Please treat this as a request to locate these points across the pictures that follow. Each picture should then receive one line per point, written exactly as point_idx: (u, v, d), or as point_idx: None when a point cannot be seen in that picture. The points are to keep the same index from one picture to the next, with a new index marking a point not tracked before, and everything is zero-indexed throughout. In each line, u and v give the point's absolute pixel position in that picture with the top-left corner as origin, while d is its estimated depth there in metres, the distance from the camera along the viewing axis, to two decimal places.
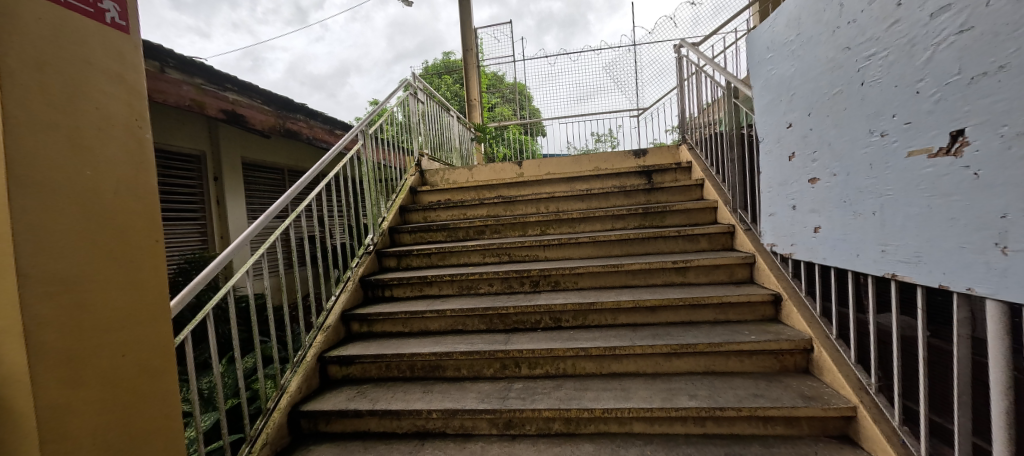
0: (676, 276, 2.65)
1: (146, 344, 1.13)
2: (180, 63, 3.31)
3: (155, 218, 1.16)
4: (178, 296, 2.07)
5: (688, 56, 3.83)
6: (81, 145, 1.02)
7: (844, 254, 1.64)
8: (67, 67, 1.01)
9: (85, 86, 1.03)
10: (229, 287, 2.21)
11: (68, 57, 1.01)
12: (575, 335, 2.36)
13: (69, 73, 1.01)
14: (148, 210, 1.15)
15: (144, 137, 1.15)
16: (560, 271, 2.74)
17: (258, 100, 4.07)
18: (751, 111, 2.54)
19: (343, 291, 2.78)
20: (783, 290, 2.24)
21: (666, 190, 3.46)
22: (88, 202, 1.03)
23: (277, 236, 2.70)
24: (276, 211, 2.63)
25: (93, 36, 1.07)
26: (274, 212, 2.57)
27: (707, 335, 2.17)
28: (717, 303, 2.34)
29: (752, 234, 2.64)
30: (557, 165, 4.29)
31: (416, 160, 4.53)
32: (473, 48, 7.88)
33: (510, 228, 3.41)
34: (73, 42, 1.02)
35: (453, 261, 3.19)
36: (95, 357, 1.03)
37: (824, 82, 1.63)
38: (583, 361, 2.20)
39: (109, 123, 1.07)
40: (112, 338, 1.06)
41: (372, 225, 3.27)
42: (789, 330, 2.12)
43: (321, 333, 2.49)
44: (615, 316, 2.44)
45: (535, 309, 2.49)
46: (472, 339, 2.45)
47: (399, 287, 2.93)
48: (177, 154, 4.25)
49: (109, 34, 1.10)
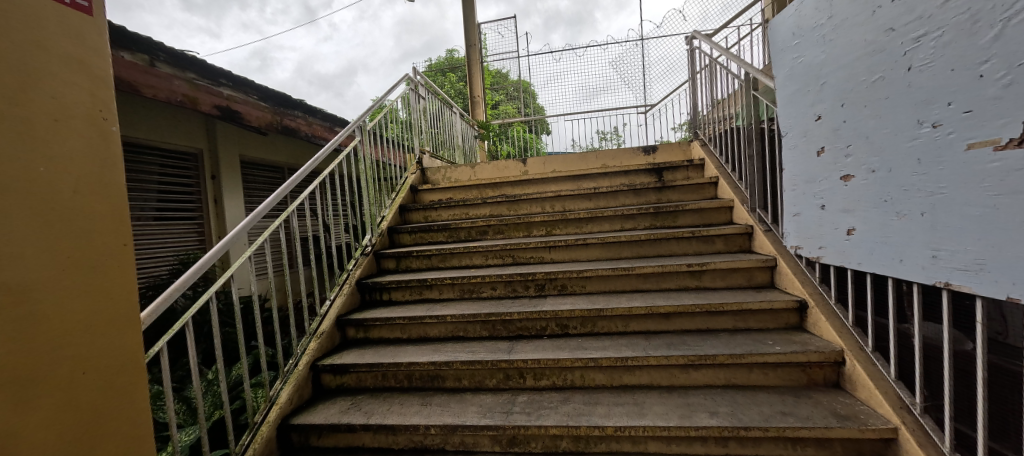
0: (691, 280, 2.48)
1: (110, 357, 1.02)
2: (170, 57, 3.20)
3: (120, 217, 1.04)
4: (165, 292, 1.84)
5: (701, 48, 3.66)
6: (35, 139, 0.91)
7: (883, 258, 1.57)
8: (20, 52, 0.90)
9: (40, 74, 0.93)
10: (212, 293, 2.05)
11: (19, 41, 0.90)
12: (584, 343, 2.21)
13: (22, 59, 0.90)
14: (114, 211, 1.03)
15: (110, 129, 1.03)
16: (567, 274, 2.59)
17: (252, 96, 3.97)
18: (773, 104, 2.37)
19: (340, 295, 2.64)
20: (809, 296, 2.07)
21: (678, 188, 3.29)
22: (45, 202, 0.92)
23: (270, 233, 2.52)
24: (269, 207, 2.45)
25: (50, 18, 0.95)
26: (262, 210, 2.37)
27: (727, 345, 2.01)
28: (736, 310, 2.18)
29: (773, 236, 2.47)
30: (563, 162, 4.13)
31: (416, 157, 4.37)
32: (474, 44, 7.71)
33: (514, 229, 3.26)
34: (24, 23, 0.91)
35: (454, 263, 3.05)
36: (50, 369, 0.92)
37: (862, 69, 1.58)
38: (592, 373, 2.04)
39: (68, 115, 0.96)
40: (69, 351, 0.95)
41: (370, 225, 3.13)
42: (817, 340, 1.96)
43: (315, 339, 2.35)
44: (626, 323, 2.28)
45: (541, 315, 2.34)
46: (473, 347, 2.30)
47: (398, 290, 2.79)
48: (173, 152, 4.14)
49: (69, 16, 0.98)
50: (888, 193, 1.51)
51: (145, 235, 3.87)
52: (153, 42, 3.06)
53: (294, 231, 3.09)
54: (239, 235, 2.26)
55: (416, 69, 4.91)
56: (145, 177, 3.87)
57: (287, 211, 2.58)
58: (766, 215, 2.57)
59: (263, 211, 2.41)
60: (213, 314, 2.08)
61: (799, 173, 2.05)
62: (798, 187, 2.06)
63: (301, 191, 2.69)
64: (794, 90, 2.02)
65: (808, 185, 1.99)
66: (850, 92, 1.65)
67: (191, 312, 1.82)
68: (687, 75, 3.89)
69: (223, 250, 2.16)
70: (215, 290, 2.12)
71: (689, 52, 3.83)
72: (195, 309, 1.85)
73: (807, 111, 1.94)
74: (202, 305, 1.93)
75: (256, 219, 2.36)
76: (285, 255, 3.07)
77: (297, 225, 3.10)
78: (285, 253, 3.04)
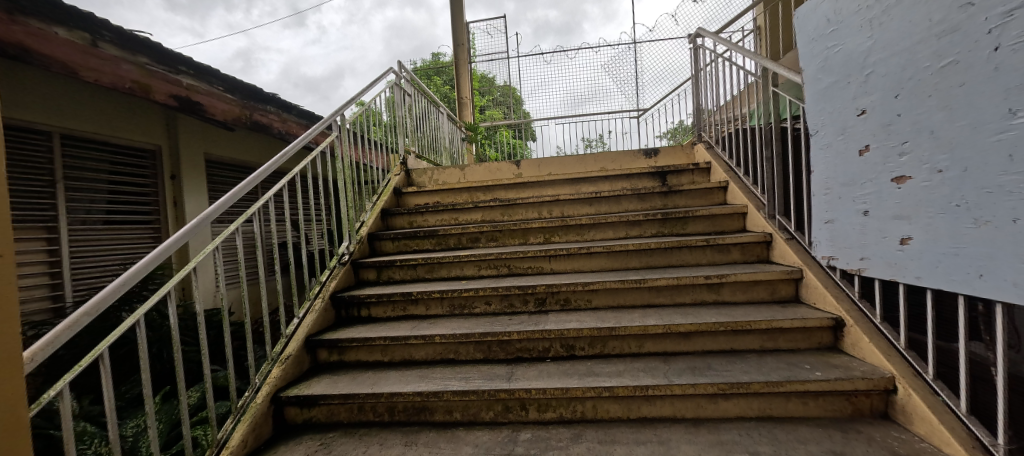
0: (708, 293, 2.24)
1: None
2: (118, 38, 2.76)
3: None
4: (106, 289, 1.41)
5: (706, 46, 3.48)
6: None
7: (953, 271, 1.36)
8: None
9: None
10: (141, 314, 1.57)
11: None
12: (594, 368, 1.92)
13: None
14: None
15: None
16: (571, 287, 2.31)
17: (217, 86, 3.53)
18: (798, 99, 2.15)
19: (310, 312, 2.30)
20: (846, 313, 1.84)
21: (685, 193, 3.06)
22: None
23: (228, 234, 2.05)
24: (221, 208, 2.00)
25: None
26: (212, 211, 1.93)
27: (759, 370, 1.76)
28: (764, 328, 1.93)
29: (796, 245, 2.24)
30: (559, 165, 3.87)
31: (400, 157, 4.03)
32: (464, 43, 7.43)
33: (509, 236, 2.97)
34: None
35: (442, 274, 2.73)
36: None
37: (928, 53, 1.36)
38: (606, 403, 1.76)
39: None
40: None
41: (347, 231, 2.78)
42: (860, 364, 1.71)
43: (280, 365, 2.01)
44: (640, 343, 2.01)
45: (543, 335, 2.05)
46: (466, 372, 1.99)
47: (378, 306, 2.45)
48: (126, 147, 3.71)
49: None
50: (962, 196, 1.31)
51: (90, 241, 3.40)
52: (96, 18, 2.61)
53: (256, 234, 2.62)
54: (187, 236, 1.80)
55: (401, 64, 4.60)
56: (93, 174, 3.43)
57: (249, 209, 2.14)
58: (787, 222, 2.35)
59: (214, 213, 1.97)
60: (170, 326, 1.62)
61: (834, 175, 1.82)
62: (833, 190, 1.84)
63: (269, 193, 2.28)
64: (830, 83, 1.79)
65: (845, 188, 1.77)
66: (910, 80, 1.44)
67: (122, 330, 1.45)
68: (690, 75, 3.71)
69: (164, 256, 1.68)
70: (152, 304, 1.65)
71: (693, 50, 3.65)
72: (119, 329, 1.43)
73: (846, 106, 1.72)
74: (127, 328, 1.48)
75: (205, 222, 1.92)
76: (241, 261, 2.59)
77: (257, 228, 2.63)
78: (244, 258, 2.56)
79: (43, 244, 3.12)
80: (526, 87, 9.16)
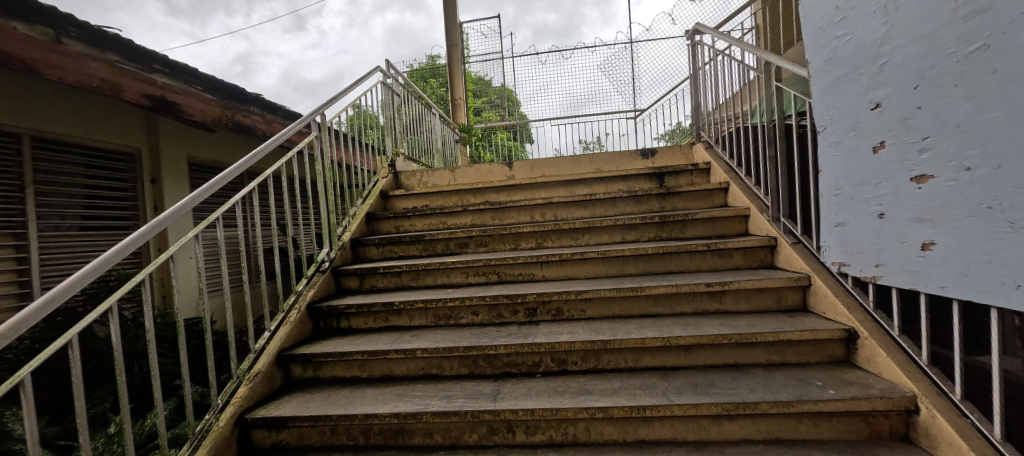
0: (710, 302, 2.10)
1: None
2: (84, 33, 2.60)
3: None
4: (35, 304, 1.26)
5: (704, 42, 3.35)
6: None
7: (986, 280, 1.22)
8: None
9: None
10: (74, 334, 1.29)
11: None
12: (587, 385, 1.77)
13: None
14: None
15: None
16: (563, 296, 2.16)
17: (196, 85, 3.35)
18: (805, 94, 2.01)
19: (285, 324, 2.15)
20: (860, 324, 1.69)
21: (684, 195, 2.92)
22: None
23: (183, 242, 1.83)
24: (175, 214, 1.80)
25: None
26: (164, 219, 1.74)
27: (767, 387, 1.61)
28: (771, 341, 1.79)
29: (803, 249, 2.10)
30: (553, 166, 3.73)
31: (389, 159, 3.88)
32: (457, 43, 7.30)
33: (499, 241, 2.83)
34: None
35: (428, 282, 2.58)
36: None
37: (954, 37, 1.22)
38: (600, 425, 1.60)
39: None
40: None
41: (328, 237, 2.63)
42: (877, 381, 1.57)
43: (247, 383, 1.85)
44: (637, 357, 1.87)
45: (532, 349, 1.90)
46: (449, 390, 1.84)
47: (359, 316, 2.30)
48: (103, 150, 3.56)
49: None
50: (995, 196, 1.17)
51: (61, 247, 3.24)
52: (59, 13, 2.46)
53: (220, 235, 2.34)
54: (136, 244, 1.60)
55: (389, 63, 4.46)
56: (68, 178, 3.29)
57: (211, 216, 1.95)
58: (793, 225, 2.21)
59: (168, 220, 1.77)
60: (115, 345, 1.42)
61: (845, 175, 1.68)
62: (844, 191, 1.69)
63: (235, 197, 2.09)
64: (839, 74, 1.64)
65: (857, 189, 1.63)
66: (932, 69, 1.29)
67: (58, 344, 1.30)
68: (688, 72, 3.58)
69: (105, 266, 1.49)
70: (91, 321, 1.37)
71: (691, 47, 3.52)
72: (41, 356, 1.22)
73: (857, 99, 1.58)
74: (53, 353, 1.25)
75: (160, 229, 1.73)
76: (211, 266, 2.38)
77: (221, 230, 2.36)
78: (214, 261, 2.35)
79: (11, 251, 2.96)
80: (521, 89, 9.05)
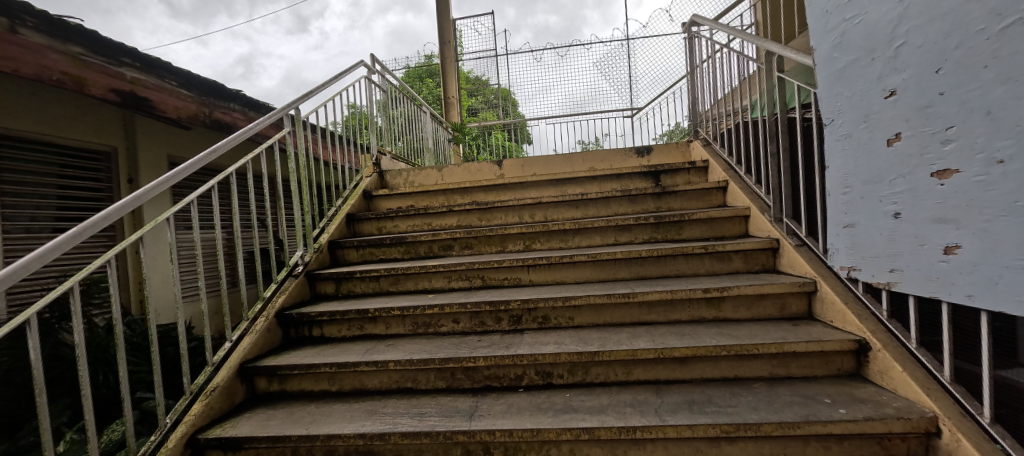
0: (707, 309, 1.94)
1: None
2: (43, 23, 2.42)
3: None
4: None
5: (702, 35, 3.21)
6: None
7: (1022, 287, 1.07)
8: None
9: None
10: None
11: None
12: (573, 401, 1.61)
13: None
14: None
15: None
16: (549, 303, 2.01)
17: (170, 81, 3.21)
18: (810, 83, 1.86)
19: (249, 334, 1.98)
20: (871, 335, 1.54)
21: (681, 194, 2.77)
22: None
23: (119, 251, 1.58)
24: (114, 215, 1.58)
25: None
26: (103, 218, 1.53)
27: (770, 405, 1.46)
28: (775, 353, 1.64)
29: (809, 252, 1.95)
30: (544, 164, 3.58)
31: (374, 157, 3.73)
32: (450, 41, 7.15)
33: (485, 243, 2.67)
34: None
35: (408, 287, 2.42)
36: None
37: (985, 12, 1.07)
38: (586, 447, 1.45)
39: None
40: None
41: (302, 239, 2.47)
42: (892, 399, 1.41)
43: (202, 399, 1.69)
44: (627, 369, 1.71)
45: (515, 361, 1.75)
46: (423, 407, 1.68)
47: (332, 325, 2.15)
48: (78, 149, 3.34)
49: None
50: None
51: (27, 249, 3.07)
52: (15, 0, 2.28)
53: (194, 231, 2.05)
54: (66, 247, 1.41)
55: (373, 58, 4.30)
56: (40, 178, 3.07)
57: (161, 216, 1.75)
58: (797, 226, 2.05)
59: (105, 222, 1.56)
60: (34, 364, 1.26)
61: (856, 171, 1.53)
62: (854, 189, 1.55)
63: (192, 197, 1.89)
64: (848, 60, 1.50)
65: (869, 186, 1.49)
66: (956, 49, 1.14)
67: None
68: (685, 67, 3.43)
69: (21, 274, 1.27)
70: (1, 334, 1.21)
71: (688, 41, 3.37)
72: None
73: (869, 87, 1.43)
74: None
75: (94, 231, 1.51)
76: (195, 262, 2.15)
77: (198, 227, 2.07)
78: (199, 260, 2.11)
79: None
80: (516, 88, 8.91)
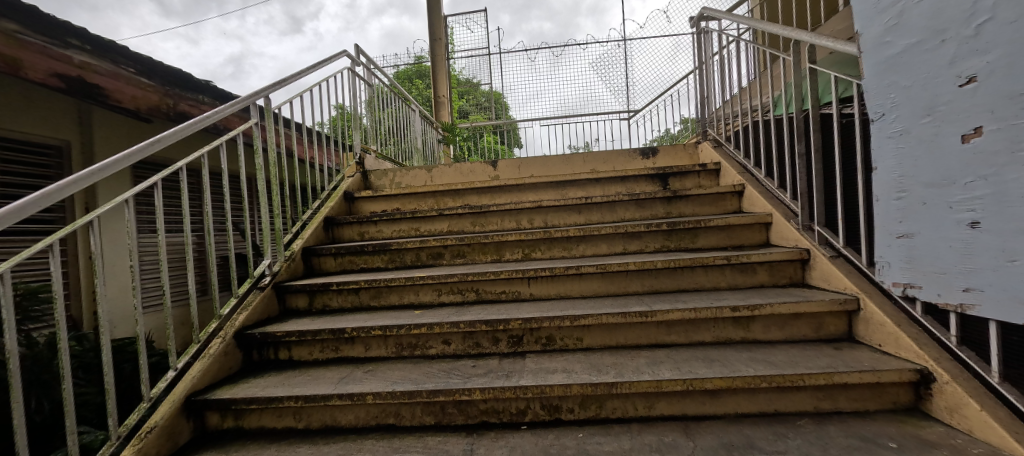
0: (734, 329, 1.71)
1: None
2: None
3: None
4: None
5: (712, 28, 3.01)
6: None
7: None
8: None
9: None
10: None
11: None
12: (587, 444, 1.35)
13: None
14: None
15: None
16: (555, 322, 1.74)
17: (127, 67, 2.87)
18: (853, 75, 1.64)
19: (200, 360, 1.67)
20: (936, 366, 1.32)
21: (693, 199, 2.54)
22: None
23: (24, 260, 1.21)
24: (13, 217, 1.20)
25: None
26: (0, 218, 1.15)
27: (827, 451, 1.21)
28: (823, 384, 1.40)
29: (846, 265, 1.73)
30: (542, 165, 3.33)
31: (357, 156, 3.44)
32: (441, 38, 6.90)
33: (479, 252, 2.41)
34: None
35: (392, 301, 2.14)
36: None
37: None
38: None
39: None
40: None
41: (272, 246, 2.16)
42: (971, 443, 1.19)
43: (133, 443, 1.37)
44: (649, 403, 1.46)
45: (517, 394, 1.47)
46: (408, 450, 1.40)
47: (302, 346, 1.85)
48: (26, 143, 2.92)
49: None
50: None
51: None
52: None
53: (159, 235, 1.62)
54: None
55: (359, 50, 4.02)
56: None
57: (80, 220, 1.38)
58: (831, 235, 1.84)
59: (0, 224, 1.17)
60: None
61: (908, 169, 1.15)
62: (909, 191, 1.16)
63: (124, 195, 1.55)
64: (901, 38, 1.09)
65: (933, 188, 1.10)
66: None
67: None
68: (693, 63, 3.23)
69: None
70: None
71: (697, 35, 3.17)
72: None
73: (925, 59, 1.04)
74: None
75: None
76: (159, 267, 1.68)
77: (163, 229, 1.63)
78: (166, 265, 1.65)
79: None
80: (509, 89, 8.69)
